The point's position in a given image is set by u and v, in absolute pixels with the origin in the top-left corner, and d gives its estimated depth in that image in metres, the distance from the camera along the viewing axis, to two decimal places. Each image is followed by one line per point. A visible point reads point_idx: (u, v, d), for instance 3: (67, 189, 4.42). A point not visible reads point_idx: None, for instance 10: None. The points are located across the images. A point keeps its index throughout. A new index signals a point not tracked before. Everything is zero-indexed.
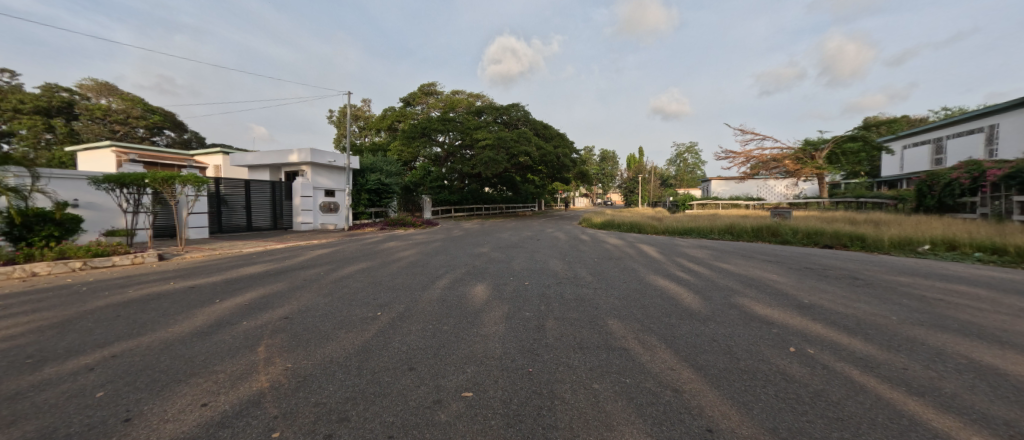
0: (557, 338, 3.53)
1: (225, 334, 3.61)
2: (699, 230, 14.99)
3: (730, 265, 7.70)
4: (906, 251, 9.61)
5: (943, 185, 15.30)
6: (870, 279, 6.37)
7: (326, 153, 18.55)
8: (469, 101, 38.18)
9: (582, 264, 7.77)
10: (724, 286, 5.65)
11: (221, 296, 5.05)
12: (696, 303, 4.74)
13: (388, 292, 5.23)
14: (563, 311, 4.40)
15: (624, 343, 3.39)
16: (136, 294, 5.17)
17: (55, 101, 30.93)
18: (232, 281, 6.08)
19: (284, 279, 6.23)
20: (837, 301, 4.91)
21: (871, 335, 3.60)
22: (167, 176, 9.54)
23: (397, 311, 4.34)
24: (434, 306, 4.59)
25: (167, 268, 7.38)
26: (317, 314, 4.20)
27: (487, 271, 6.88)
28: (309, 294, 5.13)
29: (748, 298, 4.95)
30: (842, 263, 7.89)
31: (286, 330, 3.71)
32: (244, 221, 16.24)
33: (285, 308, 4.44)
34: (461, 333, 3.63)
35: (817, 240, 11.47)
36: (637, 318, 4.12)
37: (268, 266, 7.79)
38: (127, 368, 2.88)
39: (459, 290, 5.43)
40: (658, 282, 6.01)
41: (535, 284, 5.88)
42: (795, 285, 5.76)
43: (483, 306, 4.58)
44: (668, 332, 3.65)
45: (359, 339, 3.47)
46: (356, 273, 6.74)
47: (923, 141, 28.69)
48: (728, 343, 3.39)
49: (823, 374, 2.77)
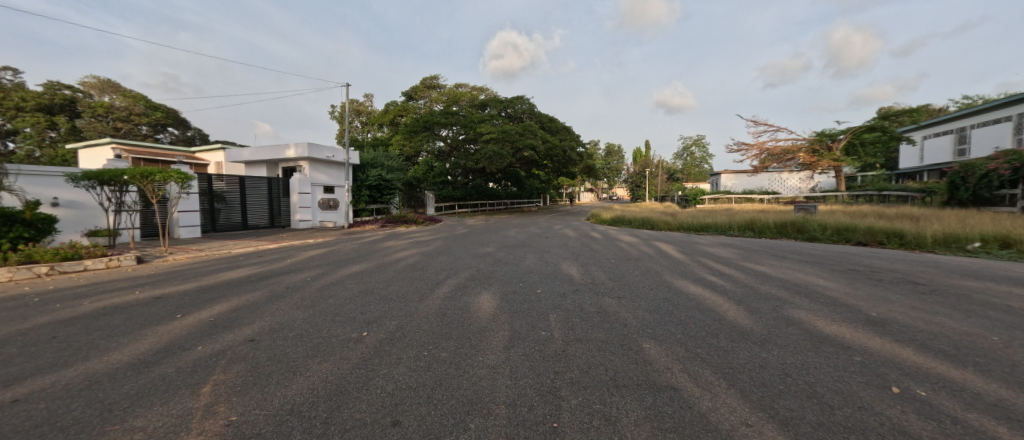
0: (585, 371, 2.78)
1: (169, 365, 2.89)
2: (716, 226, 14.18)
3: (764, 267, 6.91)
4: (954, 249, 8.75)
5: (979, 176, 14.31)
6: (934, 284, 5.55)
7: (324, 147, 17.84)
8: (472, 94, 37.28)
9: (599, 267, 6.97)
10: (769, 295, 4.86)
11: (186, 309, 4.35)
12: (745, 319, 3.95)
13: (379, 305, 4.49)
14: (586, 329, 3.65)
15: (671, 378, 2.64)
16: (90, 308, 4.47)
17: (57, 98, 30.37)
18: (207, 289, 5.38)
19: (265, 286, 5.52)
20: (912, 315, 4.12)
21: (985, 366, 2.83)
22: (145, 171, 8.75)
23: (387, 330, 3.61)
24: (432, 322, 3.87)
25: (143, 273, 6.69)
26: (291, 334, 3.49)
27: (494, 276, 6.14)
28: (285, 307, 4.40)
29: (804, 312, 4.18)
30: (890, 265, 7.03)
31: (245, 359, 2.98)
32: (239, 219, 15.57)
33: (253, 326, 3.71)
34: (463, 364, 2.89)
35: (849, 237, 10.66)
36: (680, 340, 3.36)
37: (254, 269, 7.09)
38: (18, 423, 2.16)
39: (463, 300, 4.69)
40: (691, 290, 5.21)
41: (549, 292, 5.11)
42: (850, 294, 4.99)
43: (489, 323, 3.83)
44: (723, 362, 2.90)
45: (333, 374, 2.73)
46: (347, 279, 5.99)
47: (946, 131, 27.47)
48: (808, 379, 2.63)
49: (959, 434, 2.02)
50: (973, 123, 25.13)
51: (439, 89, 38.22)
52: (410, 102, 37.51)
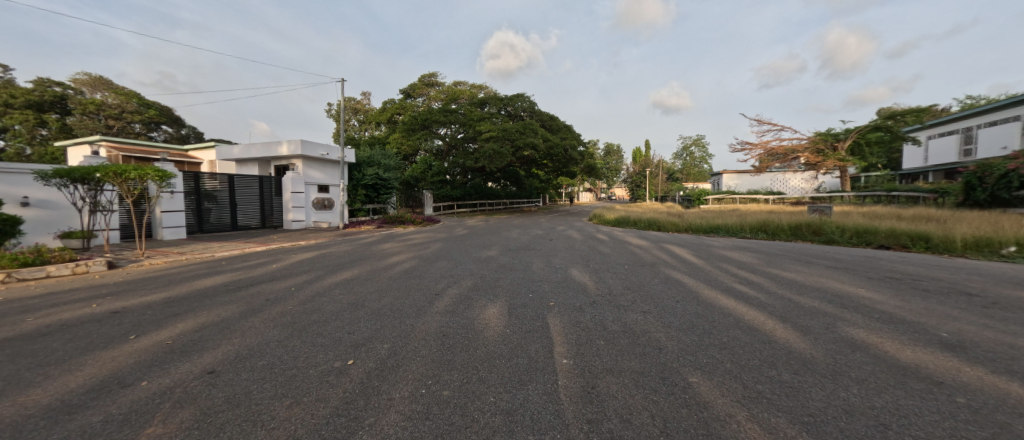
0: (626, 420, 2.19)
1: (96, 412, 2.26)
2: (727, 228, 13.63)
3: (792, 274, 6.35)
4: (986, 253, 8.21)
5: (998, 177, 13.79)
6: (990, 296, 4.98)
7: (317, 145, 17.23)
8: (472, 92, 36.59)
9: (612, 273, 6.38)
10: (814, 310, 4.28)
11: (143, 328, 3.71)
12: (800, 342, 3.36)
13: (368, 322, 3.87)
14: (617, 356, 3.05)
15: (740, 432, 2.05)
16: (32, 326, 3.83)
17: (47, 94, 29.40)
18: (177, 300, 4.76)
19: (242, 297, 4.89)
20: (991, 336, 3.54)
21: None
22: (117, 169, 8.03)
23: (378, 357, 3.00)
24: (431, 344, 3.28)
25: (111, 280, 6.05)
26: (260, 364, 2.87)
27: (499, 284, 5.53)
28: (259, 325, 3.77)
29: (864, 332, 3.59)
30: (928, 272, 6.48)
31: (196, 402, 2.36)
32: (229, 219, 14.94)
33: (216, 352, 3.08)
34: (470, 409, 2.29)
35: (870, 240, 10.13)
36: (733, 372, 2.77)
37: (234, 276, 6.45)
38: None
39: (466, 316, 4.08)
40: (723, 303, 4.60)
41: (562, 306, 4.51)
42: (903, 308, 4.42)
43: (498, 347, 3.24)
44: (795, 405, 2.32)
45: (304, 425, 2.12)
46: (336, 288, 5.36)
47: (951, 131, 27.11)
48: (916, 435, 2.04)
49: None
50: (980, 123, 24.72)
51: (438, 87, 37.68)
52: (408, 100, 36.95)
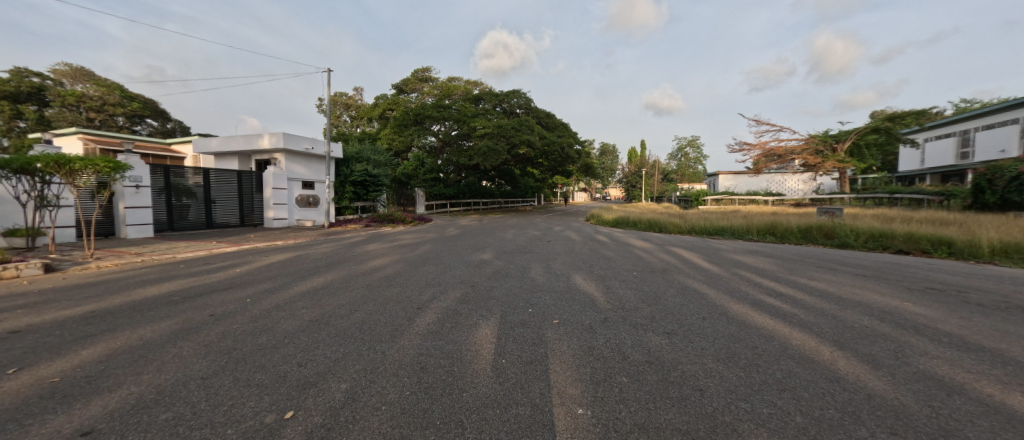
0: None
1: None
2: (732, 229, 13.00)
3: (821, 284, 5.66)
4: (1017, 259, 7.64)
5: (1010, 179, 13.29)
6: None
7: (301, 138, 16.32)
8: (466, 88, 35.71)
9: (620, 282, 5.65)
10: (869, 332, 3.57)
11: (33, 357, 2.87)
12: (875, 380, 2.64)
13: (328, 348, 3.09)
14: (649, 407, 2.27)
15: None
16: None
17: (24, 85, 28.08)
18: (101, 315, 3.90)
19: (184, 311, 4.05)
20: None
21: None
22: (60, 159, 7.06)
23: (329, 408, 2.21)
24: (405, 385, 2.48)
25: (37, 287, 5.14)
26: (160, 420, 2.07)
27: (493, 295, 4.77)
28: (187, 353, 2.95)
29: (946, 365, 2.89)
30: (967, 282, 5.84)
31: None
32: (205, 217, 13.96)
33: (112, 398, 2.28)
34: None
35: (888, 244, 9.52)
36: (811, 432, 2.03)
37: (186, 282, 5.57)
38: None
39: (452, 339, 3.31)
40: (758, 321, 3.88)
41: (569, 324, 3.75)
42: (971, 329, 3.75)
43: (494, 389, 2.45)
44: None
45: None
46: (299, 300, 4.53)
47: (948, 134, 26.85)
48: None
49: None
50: (977, 126, 24.46)
51: (431, 83, 36.83)
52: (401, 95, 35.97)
